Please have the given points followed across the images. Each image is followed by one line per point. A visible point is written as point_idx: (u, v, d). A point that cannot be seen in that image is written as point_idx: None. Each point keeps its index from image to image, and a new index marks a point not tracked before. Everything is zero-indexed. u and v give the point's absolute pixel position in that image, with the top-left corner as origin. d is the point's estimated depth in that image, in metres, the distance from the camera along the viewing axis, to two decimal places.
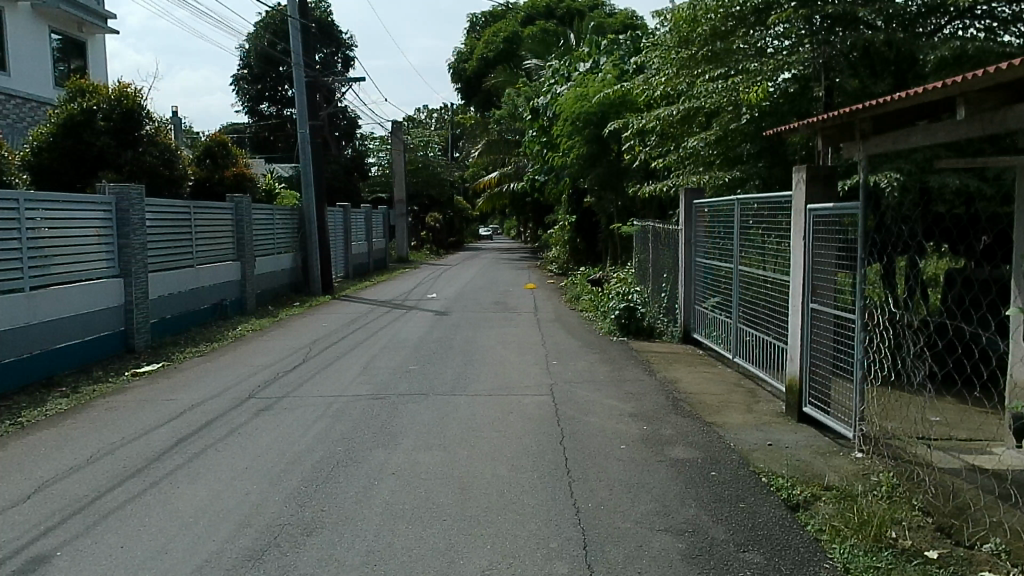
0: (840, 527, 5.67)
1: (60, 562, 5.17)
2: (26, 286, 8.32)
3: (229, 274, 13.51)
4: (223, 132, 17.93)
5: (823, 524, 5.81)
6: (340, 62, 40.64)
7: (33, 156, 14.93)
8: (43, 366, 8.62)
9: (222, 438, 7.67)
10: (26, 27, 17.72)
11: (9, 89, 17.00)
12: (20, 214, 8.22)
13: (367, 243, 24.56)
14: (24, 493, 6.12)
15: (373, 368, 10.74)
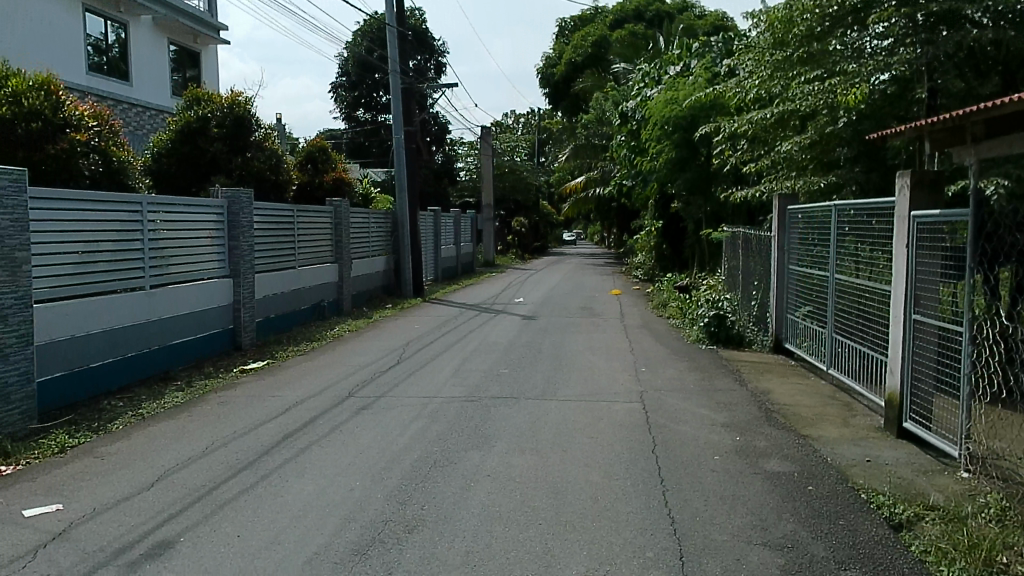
0: (947, 549, 5.41)
1: (182, 548, 5.39)
2: (147, 285, 8.77)
3: (327, 276, 13.91)
4: (322, 137, 18.36)
5: (928, 545, 5.56)
6: (433, 69, 41.28)
7: (153, 162, 15.70)
8: (160, 361, 9.05)
9: (325, 435, 7.89)
10: (147, 39, 18.62)
11: (131, 98, 17.91)
12: (143, 217, 8.67)
13: (456, 248, 24.89)
14: (148, 481, 6.42)
15: (464, 370, 10.87)
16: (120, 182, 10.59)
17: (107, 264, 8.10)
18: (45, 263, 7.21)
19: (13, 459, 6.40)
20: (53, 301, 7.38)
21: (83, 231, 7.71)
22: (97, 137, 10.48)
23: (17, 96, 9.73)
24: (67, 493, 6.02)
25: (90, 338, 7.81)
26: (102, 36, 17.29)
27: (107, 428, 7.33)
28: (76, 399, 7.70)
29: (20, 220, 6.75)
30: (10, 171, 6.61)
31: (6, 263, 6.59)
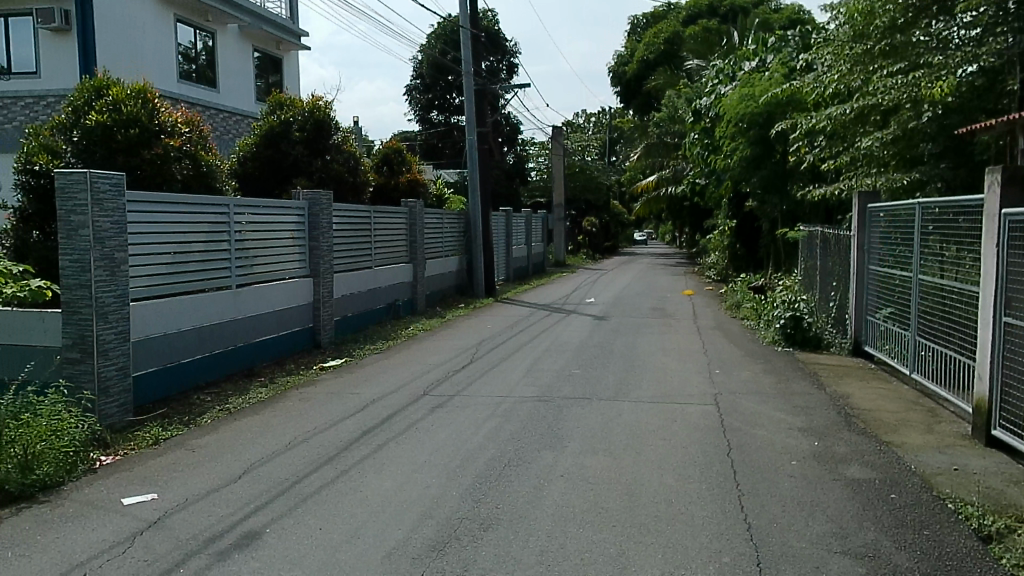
0: None
1: (269, 539, 5.59)
2: (233, 284, 9.10)
3: (402, 275, 14.15)
4: (398, 140, 18.72)
5: (1021, 559, 5.31)
6: (504, 70, 41.52)
7: (239, 165, 15.93)
8: (245, 358, 9.39)
9: (401, 432, 8.04)
10: (233, 47, 19.26)
11: (217, 104, 18.56)
12: (230, 219, 9.00)
13: (527, 248, 24.96)
14: (235, 473, 6.66)
15: (537, 370, 10.91)
16: (210, 187, 10.15)
17: (197, 264, 8.44)
18: (141, 262, 7.55)
19: (112, 449, 6.73)
20: (148, 299, 7.73)
21: (175, 233, 8.06)
22: (190, 142, 10.06)
23: (115, 103, 9.40)
24: (162, 483, 6.28)
25: (181, 334, 8.16)
26: (191, 44, 17.96)
27: (197, 421, 7.65)
28: (168, 394, 8.05)
29: (118, 222, 7.10)
30: (109, 174, 6.95)
31: (105, 264, 6.94)
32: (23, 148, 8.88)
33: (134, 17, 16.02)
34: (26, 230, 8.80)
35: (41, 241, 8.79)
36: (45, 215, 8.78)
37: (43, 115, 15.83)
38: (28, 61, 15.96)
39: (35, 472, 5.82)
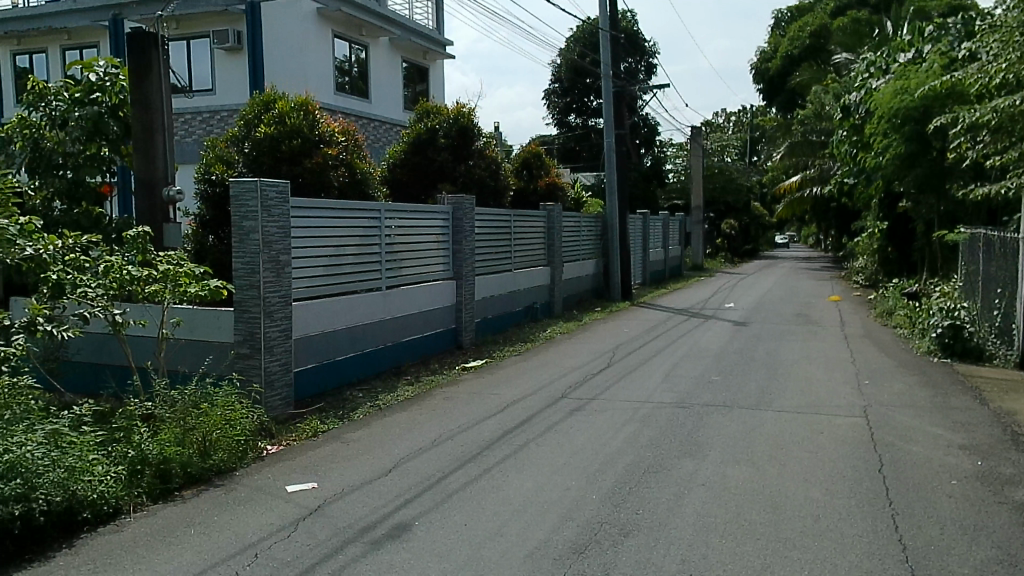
0: None
1: (417, 531, 5.82)
2: (383, 286, 9.54)
3: (540, 278, 14.34)
4: (537, 143, 18.61)
5: None
6: (643, 70, 41.06)
7: (388, 171, 15.60)
8: (393, 356, 9.83)
9: (541, 433, 8.17)
10: (385, 59, 20.07)
11: (369, 114, 19.44)
12: (382, 223, 9.46)
13: (664, 251, 24.62)
14: (385, 467, 6.99)
15: (675, 376, 10.74)
16: (363, 194, 10.63)
17: (351, 267, 8.92)
18: (303, 265, 8.07)
19: (276, 439, 7.24)
20: (308, 299, 8.24)
21: (332, 237, 8.55)
22: (346, 151, 10.57)
23: (280, 116, 10.08)
24: (321, 474, 6.68)
25: (336, 333, 8.65)
26: (346, 58, 18.76)
27: (350, 416, 8.09)
28: (325, 389, 8.57)
29: (284, 227, 7.62)
30: (277, 183, 7.48)
31: (272, 266, 7.46)
32: (203, 160, 9.79)
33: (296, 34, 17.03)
34: (204, 235, 9.61)
35: (216, 244, 9.57)
36: (219, 221, 9.55)
37: (218, 128, 17.36)
38: (206, 78, 17.47)
39: (213, 457, 6.34)
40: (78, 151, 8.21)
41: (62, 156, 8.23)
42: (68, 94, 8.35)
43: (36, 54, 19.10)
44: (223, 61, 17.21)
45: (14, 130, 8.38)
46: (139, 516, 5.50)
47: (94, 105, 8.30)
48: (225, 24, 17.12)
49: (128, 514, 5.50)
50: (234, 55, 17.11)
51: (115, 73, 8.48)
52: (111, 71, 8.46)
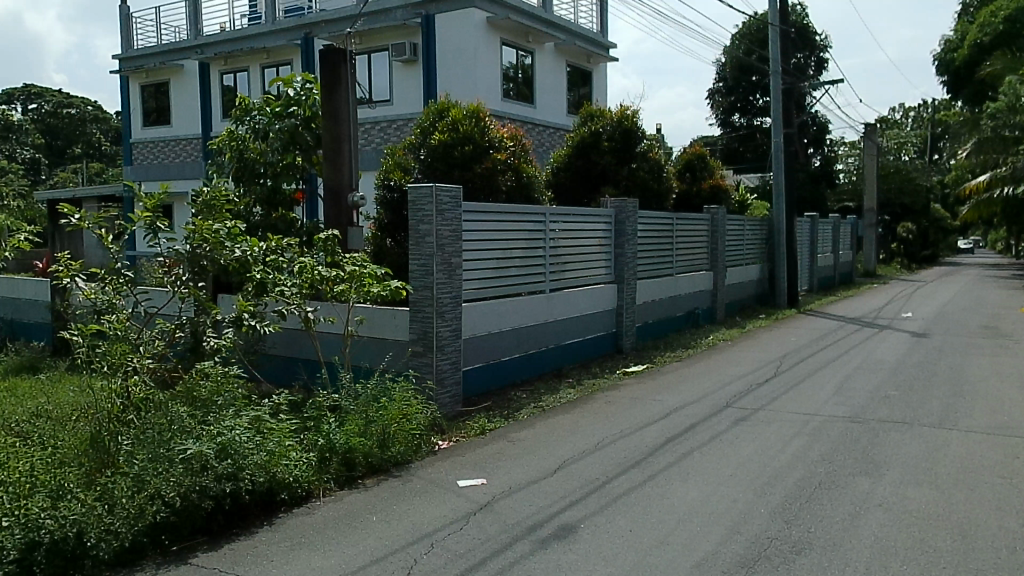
0: None
1: (584, 534, 5.83)
2: (547, 288, 9.70)
3: (702, 283, 14.02)
4: (700, 144, 18.11)
5: None
6: (812, 65, 39.04)
7: (551, 176, 15.18)
8: (555, 359, 9.96)
9: (705, 443, 7.98)
10: (549, 64, 20.29)
11: (534, 119, 19.70)
12: (547, 227, 9.61)
13: (833, 256, 23.36)
14: (550, 468, 7.07)
15: (848, 389, 10.15)
16: (529, 198, 10.86)
17: (518, 269, 9.13)
18: (473, 267, 8.35)
19: (447, 436, 7.56)
20: (477, 299, 8.53)
21: (500, 240, 8.79)
22: (514, 155, 10.81)
23: (453, 123, 10.46)
24: (489, 471, 6.88)
25: (502, 335, 8.88)
26: (512, 64, 19.00)
27: (515, 416, 8.29)
28: (490, 388, 8.83)
29: (456, 229, 7.93)
30: (450, 188, 7.79)
31: (445, 268, 7.77)
32: (382, 167, 10.34)
33: (466, 43, 17.48)
34: (383, 238, 10.16)
35: (393, 247, 10.08)
36: (397, 224, 10.07)
37: (395, 136, 18.43)
38: (384, 89, 18.61)
39: (391, 449, 6.68)
40: (276, 161, 8.86)
41: (262, 165, 8.90)
42: (269, 109, 9.03)
43: (238, 73, 20.94)
44: (400, 73, 18.28)
45: (224, 143, 9.14)
46: (328, 501, 5.89)
47: (291, 118, 8.97)
48: (402, 37, 18.21)
49: (318, 498, 5.91)
50: (409, 66, 18.18)
51: (310, 88, 9.08)
52: (305, 86, 9.08)
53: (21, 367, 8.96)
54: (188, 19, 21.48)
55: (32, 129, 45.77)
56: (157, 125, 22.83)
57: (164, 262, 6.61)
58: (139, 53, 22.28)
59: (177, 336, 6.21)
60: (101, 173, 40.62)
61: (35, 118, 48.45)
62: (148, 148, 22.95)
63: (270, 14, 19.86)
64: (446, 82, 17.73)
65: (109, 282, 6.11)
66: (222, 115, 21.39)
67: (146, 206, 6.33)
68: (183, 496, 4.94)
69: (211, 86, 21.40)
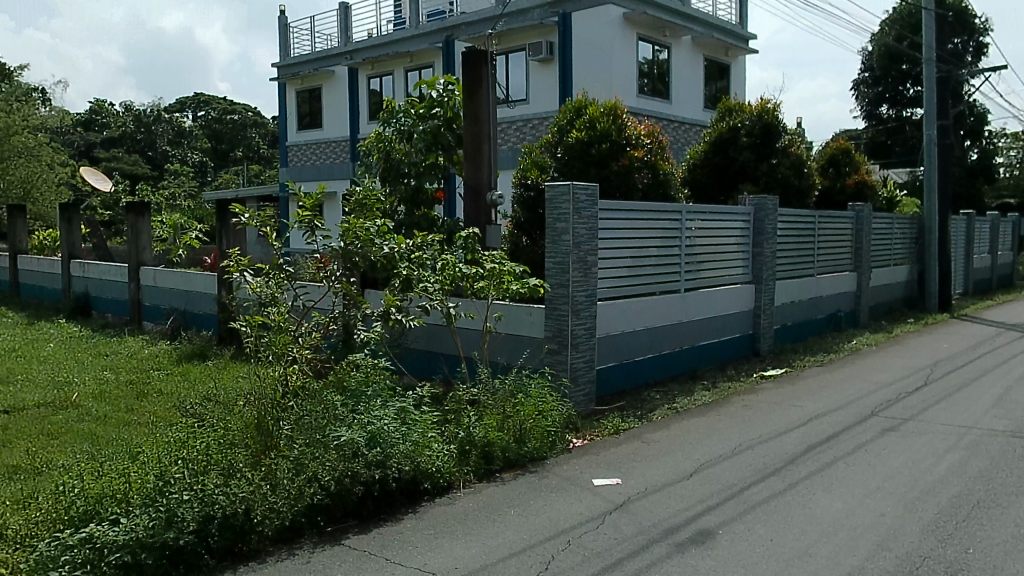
0: None
1: (722, 540, 5.61)
2: (682, 288, 9.53)
3: (846, 284, 13.36)
4: (845, 138, 17.28)
5: None
6: (971, 51, 36.32)
7: (687, 173, 14.90)
8: (689, 360, 9.80)
9: (850, 452, 7.57)
10: (686, 59, 19.89)
11: (669, 115, 19.38)
12: (683, 225, 9.45)
13: (992, 257, 21.65)
14: (686, 472, 6.92)
15: (1010, 401, 9.32)
16: (666, 196, 10.70)
17: (653, 269, 9.03)
18: (608, 266, 8.33)
19: (581, 434, 7.60)
20: (611, 298, 8.50)
21: (636, 238, 8.72)
22: (650, 152, 10.68)
23: (591, 120, 10.46)
24: (624, 471, 6.82)
25: (636, 334, 8.83)
26: (648, 60, 18.79)
27: (649, 417, 8.23)
28: (624, 388, 8.81)
29: (592, 227, 7.94)
30: (587, 186, 7.79)
31: (580, 266, 7.79)
32: (520, 166, 10.49)
33: (602, 40, 17.42)
34: (519, 236, 10.30)
35: (529, 244, 10.20)
36: (533, 222, 10.17)
37: (531, 135, 18.65)
38: (521, 88, 18.85)
39: (528, 444, 6.78)
40: (420, 161, 9.16)
41: (407, 166, 9.19)
42: (413, 111, 9.34)
43: (383, 77, 21.81)
44: (537, 72, 18.47)
45: (372, 145, 9.52)
46: (469, 492, 6.06)
47: (433, 119, 9.29)
48: (539, 36, 18.35)
49: (459, 489, 6.08)
50: (546, 66, 18.31)
51: (452, 90, 9.41)
52: (447, 88, 9.41)
53: (193, 354, 9.74)
54: (338, 27, 22.59)
55: (200, 133, 49.65)
56: (309, 129, 24.17)
57: (319, 258, 7.01)
58: (295, 61, 23.66)
59: (330, 329, 6.59)
60: (261, 174, 43.29)
61: (202, 123, 52.49)
62: (300, 151, 24.38)
63: (414, 19, 20.56)
64: (582, 80, 17.73)
65: (272, 277, 6.55)
66: (369, 117, 22.31)
67: (304, 205, 6.74)
68: (337, 480, 5.20)
69: (359, 90, 22.41)
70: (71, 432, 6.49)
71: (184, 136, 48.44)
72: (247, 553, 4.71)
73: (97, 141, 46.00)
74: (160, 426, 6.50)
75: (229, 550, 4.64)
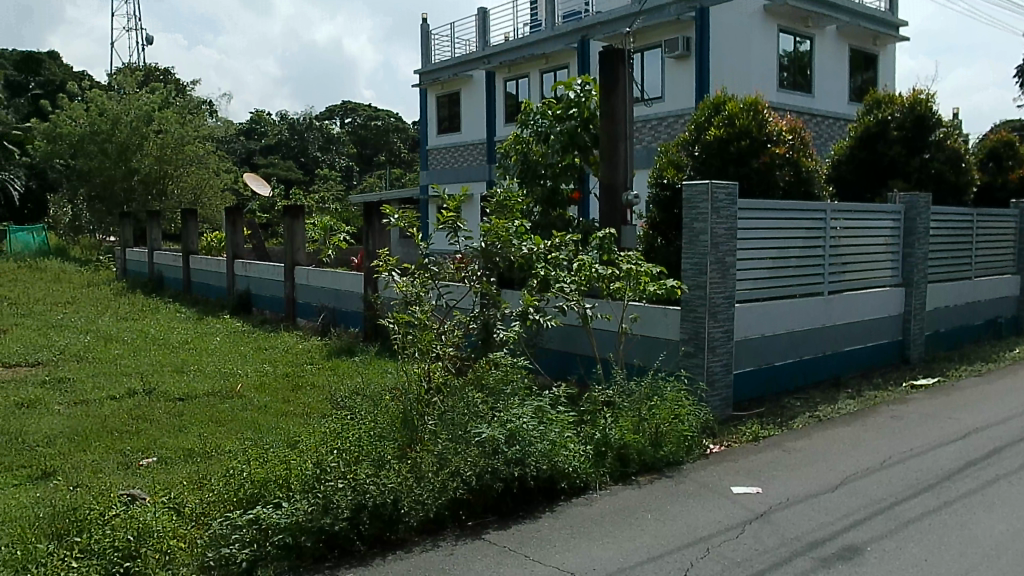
0: None
1: (870, 557, 5.23)
2: (825, 290, 9.10)
3: (1008, 288, 12.34)
4: (1008, 130, 15.94)
5: None
6: None
7: (831, 169, 14.22)
8: (832, 366, 9.36)
9: (1016, 470, 6.91)
10: (829, 50, 19.02)
11: (811, 109, 18.58)
12: (827, 224, 9.02)
13: None
14: (831, 483, 6.56)
15: None
16: (809, 194, 10.26)
17: (795, 270, 8.67)
18: (748, 267, 8.08)
19: (719, 440, 7.43)
20: (750, 300, 8.24)
21: (777, 238, 8.41)
22: (793, 149, 10.28)
23: (730, 117, 10.17)
24: (764, 480, 6.57)
25: (776, 338, 8.52)
26: (787, 52, 18.26)
27: (790, 424, 7.92)
28: (763, 394, 8.54)
29: (732, 227, 7.73)
30: (726, 184, 7.58)
31: (718, 267, 7.60)
32: (655, 165, 10.35)
33: None
34: (654, 236, 10.19)
35: (664, 245, 10.07)
36: (669, 222, 10.04)
37: (667, 134, 18.34)
38: (656, 86, 18.57)
39: (664, 448, 6.70)
40: (557, 162, 9.21)
41: (544, 167, 9.29)
42: (551, 112, 9.42)
43: (520, 79, 22.15)
44: (672, 69, 18.09)
45: (510, 146, 9.69)
46: (604, 494, 6.04)
47: (570, 120, 9.30)
48: (677, 32, 17.86)
49: (595, 490, 6.08)
50: (683, 62, 17.85)
51: (589, 90, 9.43)
52: (585, 87, 9.44)
53: (341, 350, 10.25)
54: (477, 32, 23.14)
55: (347, 139, 52.22)
56: (449, 132, 24.89)
57: (460, 258, 7.21)
58: (433, 67, 24.46)
59: (471, 327, 6.76)
60: (401, 177, 44.96)
61: (349, 129, 55.18)
62: (438, 154, 25.15)
63: (551, 19, 20.75)
64: (719, 75, 17.25)
65: (418, 277, 6.78)
66: (505, 120, 22.74)
67: (447, 207, 6.95)
68: (479, 475, 5.32)
69: (496, 94, 22.83)
70: (236, 420, 7.01)
71: (332, 142, 51.06)
72: (395, 542, 4.89)
73: (256, 148, 49.45)
74: (313, 418, 6.89)
75: (378, 539, 4.84)
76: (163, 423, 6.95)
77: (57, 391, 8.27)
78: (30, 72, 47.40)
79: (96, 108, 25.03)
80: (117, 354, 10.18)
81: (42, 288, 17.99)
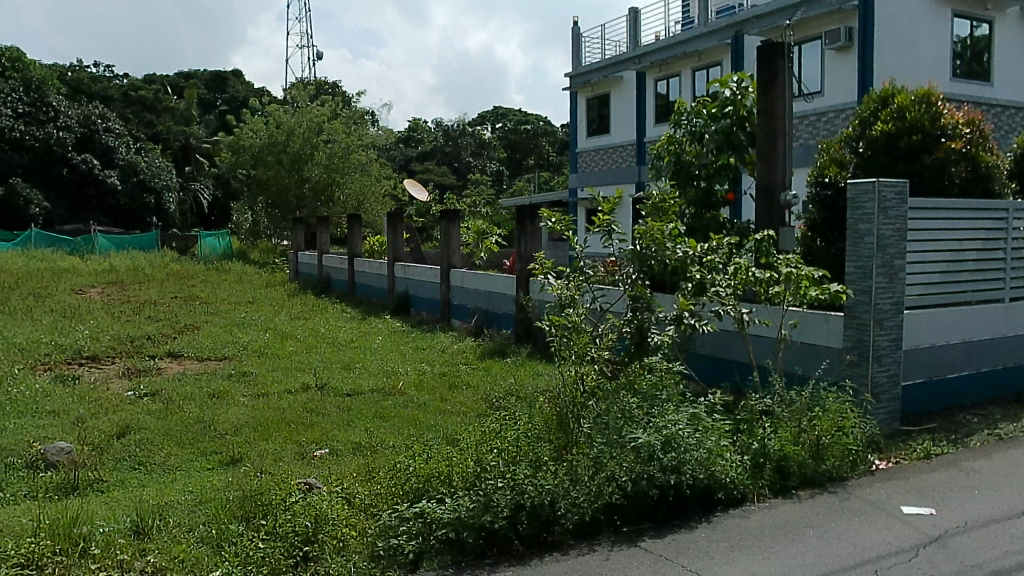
0: None
1: None
2: (1006, 296, 8.34)
3: None
4: None
5: None
6: None
7: (1013, 163, 13.05)
8: (1014, 379, 8.56)
9: None
10: (1011, 33, 17.46)
11: (991, 99, 17.17)
12: (1009, 224, 8.27)
13: None
14: (1016, 508, 5.94)
15: None
16: (989, 191, 9.44)
17: (971, 275, 8.02)
18: (918, 272, 7.57)
19: (886, 456, 6.97)
20: (921, 307, 7.70)
21: (952, 240, 7.81)
22: (970, 143, 9.49)
23: (899, 110, 9.56)
24: (938, 501, 6.07)
25: (949, 348, 7.89)
26: (962, 38, 16.98)
27: (966, 442, 7.30)
28: (933, 407, 7.94)
29: (901, 228, 7.25)
30: (896, 183, 7.13)
31: (886, 271, 7.14)
32: (816, 164, 9.91)
33: None
34: (813, 238, 9.74)
35: (824, 247, 9.60)
36: (830, 223, 9.58)
37: (826, 129, 17.43)
38: (814, 79, 17.71)
39: (826, 462, 6.37)
40: (711, 162, 9.01)
41: (698, 168, 9.11)
42: (704, 111, 9.21)
43: (670, 78, 21.82)
44: (830, 61, 17.20)
45: (663, 147, 9.57)
46: (762, 507, 5.80)
47: (725, 118, 9.07)
48: (839, 22, 16.84)
49: (753, 503, 5.87)
50: (844, 53, 16.82)
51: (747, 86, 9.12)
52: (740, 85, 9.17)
53: (494, 351, 10.49)
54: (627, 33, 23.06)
55: (497, 143, 53.31)
56: (597, 135, 24.94)
57: (613, 261, 7.19)
58: (582, 70, 24.62)
59: (624, 331, 6.74)
60: (551, 180, 45.35)
61: (498, 134, 56.37)
62: (587, 157, 25.20)
63: (704, 16, 20.44)
64: (884, 65, 16.21)
65: (572, 279, 6.83)
66: (658, 121, 22.36)
67: (602, 210, 6.96)
68: (634, 481, 5.28)
69: (647, 94, 22.58)
70: (398, 415, 7.35)
71: (485, 147, 52.24)
72: (552, 544, 4.93)
73: (412, 155, 51.55)
74: (470, 416, 7.10)
75: (536, 539, 4.90)
76: (333, 417, 7.38)
77: (242, 383, 8.98)
78: (218, 90, 51.76)
79: (273, 122, 27.09)
80: (292, 350, 10.92)
81: (225, 288, 19.61)
